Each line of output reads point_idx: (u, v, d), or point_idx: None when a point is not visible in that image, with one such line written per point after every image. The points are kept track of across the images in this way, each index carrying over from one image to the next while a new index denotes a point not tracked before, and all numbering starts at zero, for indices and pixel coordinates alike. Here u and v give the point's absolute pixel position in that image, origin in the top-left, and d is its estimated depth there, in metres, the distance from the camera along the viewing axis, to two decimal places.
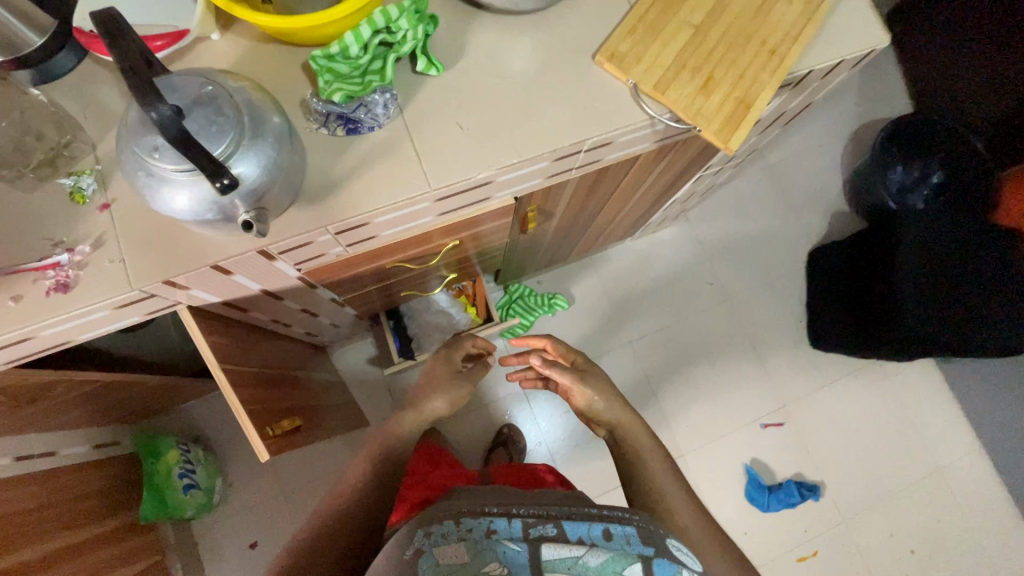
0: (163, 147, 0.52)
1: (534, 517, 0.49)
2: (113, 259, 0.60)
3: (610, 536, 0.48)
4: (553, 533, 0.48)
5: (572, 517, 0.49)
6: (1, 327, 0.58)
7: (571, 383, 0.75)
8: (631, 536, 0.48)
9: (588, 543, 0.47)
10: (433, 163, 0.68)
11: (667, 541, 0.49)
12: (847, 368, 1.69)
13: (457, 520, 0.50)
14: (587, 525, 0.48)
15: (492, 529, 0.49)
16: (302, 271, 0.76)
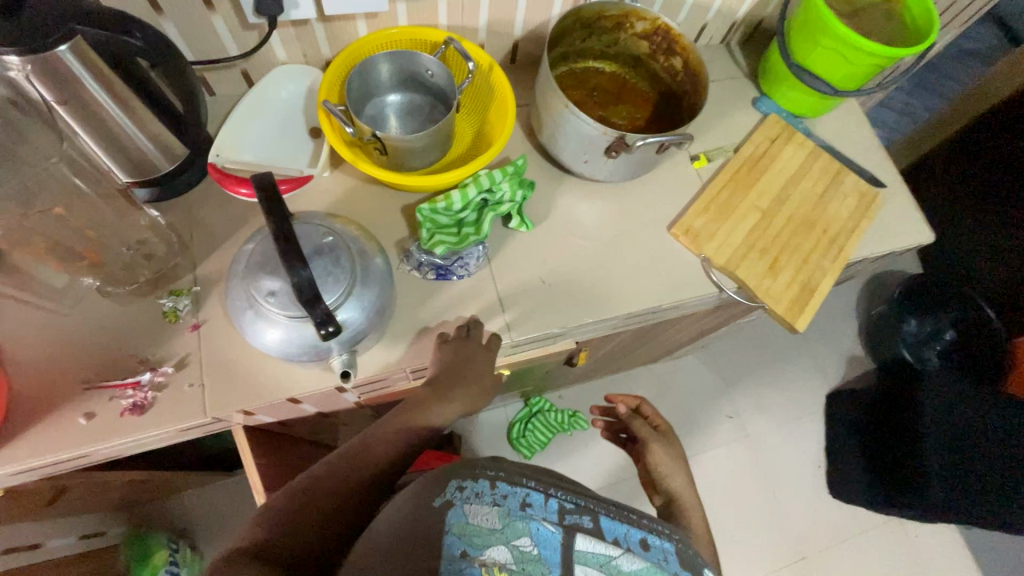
0: (279, 291, 0.54)
1: (573, 504, 0.45)
2: (193, 383, 0.60)
3: (648, 546, 0.43)
4: (589, 526, 0.43)
5: (611, 515, 0.44)
6: (64, 446, 0.56)
7: (649, 441, 0.84)
8: (669, 553, 0.44)
9: (625, 547, 0.42)
10: (515, 315, 0.70)
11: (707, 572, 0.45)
12: (871, 525, 1.61)
13: (494, 483, 0.45)
14: (627, 528, 0.44)
15: (528, 501, 0.44)
16: (361, 399, 0.75)
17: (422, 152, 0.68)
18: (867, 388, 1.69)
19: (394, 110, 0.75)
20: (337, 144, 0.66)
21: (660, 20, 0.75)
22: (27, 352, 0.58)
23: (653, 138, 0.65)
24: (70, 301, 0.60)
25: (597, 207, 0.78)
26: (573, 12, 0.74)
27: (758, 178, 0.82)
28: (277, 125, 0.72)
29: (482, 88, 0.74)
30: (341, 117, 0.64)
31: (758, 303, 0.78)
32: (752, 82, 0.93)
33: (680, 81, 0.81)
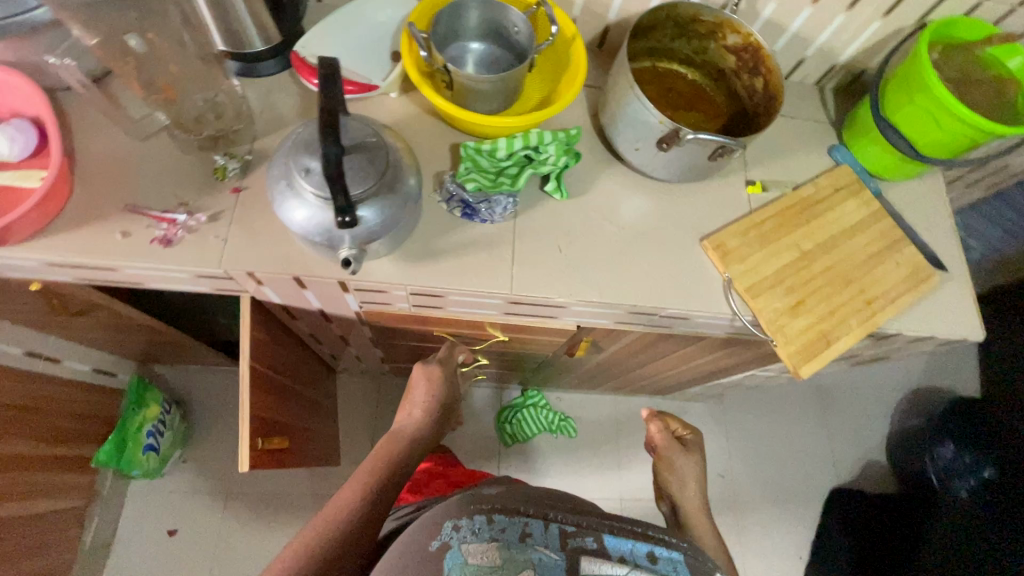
0: (315, 170, 0.58)
1: (574, 527, 0.47)
2: (218, 236, 0.65)
3: (655, 559, 0.46)
4: (592, 546, 0.46)
5: (615, 532, 0.47)
6: (97, 252, 0.62)
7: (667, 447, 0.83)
8: (676, 562, 0.47)
9: (630, 565, 0.45)
10: (522, 271, 0.71)
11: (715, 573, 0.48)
12: None
13: (492, 517, 0.46)
14: (633, 543, 0.47)
15: (529, 533, 0.46)
16: (363, 308, 0.79)
17: (484, 94, 0.70)
18: (875, 495, 1.56)
19: (473, 56, 0.77)
20: (410, 65, 0.70)
21: (754, 37, 0.74)
22: (94, 166, 0.65)
23: (706, 136, 0.64)
24: (143, 134, 0.67)
25: (635, 200, 0.78)
26: (670, 7, 0.74)
27: (810, 221, 0.79)
28: (366, 39, 0.76)
29: (561, 55, 0.76)
30: (420, 39, 0.68)
31: (768, 340, 0.75)
32: (836, 130, 0.90)
33: (757, 103, 0.80)
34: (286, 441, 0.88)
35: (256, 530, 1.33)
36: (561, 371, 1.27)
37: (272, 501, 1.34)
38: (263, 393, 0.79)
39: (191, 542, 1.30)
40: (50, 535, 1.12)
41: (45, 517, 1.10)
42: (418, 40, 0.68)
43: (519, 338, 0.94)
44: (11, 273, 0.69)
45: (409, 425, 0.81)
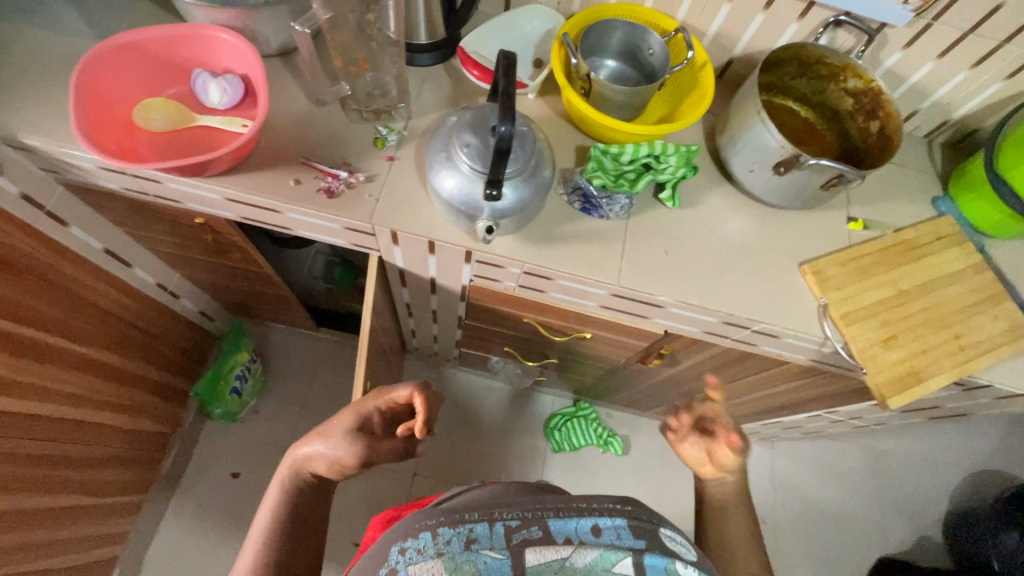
0: (475, 146, 0.66)
1: (518, 522, 0.48)
2: (371, 195, 0.74)
3: (599, 531, 0.48)
4: (537, 535, 0.47)
5: (558, 514, 0.49)
6: (271, 193, 0.72)
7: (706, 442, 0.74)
8: (619, 525, 0.49)
9: (576, 543, 0.46)
10: (629, 267, 0.77)
11: (660, 532, 0.50)
12: None
13: (436, 532, 0.48)
14: (575, 522, 0.49)
15: (472, 537, 0.47)
16: (472, 282, 0.86)
17: (619, 104, 0.78)
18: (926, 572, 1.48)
19: (605, 71, 0.84)
20: (556, 70, 0.78)
21: (876, 83, 0.79)
22: (278, 122, 0.76)
23: (827, 163, 0.69)
24: (321, 101, 0.78)
25: (739, 218, 0.83)
26: (799, 47, 0.80)
27: (909, 263, 0.82)
28: (514, 45, 0.86)
29: (690, 79, 0.83)
30: (573, 48, 0.76)
31: (856, 367, 0.77)
32: (940, 183, 0.92)
33: (869, 145, 0.84)
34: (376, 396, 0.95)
35: None
36: (623, 384, 1.30)
37: None
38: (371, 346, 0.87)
39: (250, 488, 1.38)
40: (139, 454, 1.22)
41: (137, 435, 1.20)
42: (570, 49, 0.76)
43: (599, 337, 0.98)
44: (189, 204, 0.80)
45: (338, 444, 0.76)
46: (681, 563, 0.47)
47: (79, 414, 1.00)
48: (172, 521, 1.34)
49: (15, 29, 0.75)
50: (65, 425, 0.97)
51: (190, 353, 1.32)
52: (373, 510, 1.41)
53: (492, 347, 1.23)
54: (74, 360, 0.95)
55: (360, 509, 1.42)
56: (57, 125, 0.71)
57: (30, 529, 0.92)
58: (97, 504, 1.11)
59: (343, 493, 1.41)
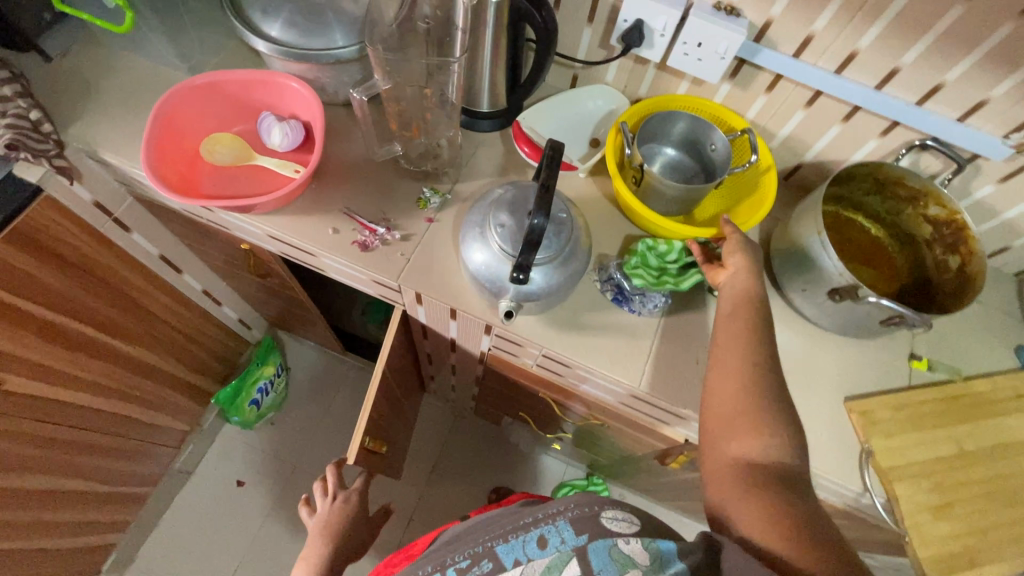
0: (509, 227, 0.65)
1: (468, 561, 0.55)
2: (403, 254, 0.74)
3: (545, 542, 0.52)
4: (489, 569, 0.53)
5: (504, 539, 0.55)
6: (309, 238, 0.74)
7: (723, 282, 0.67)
8: (562, 523, 0.53)
9: (525, 563, 0.52)
10: (655, 371, 0.72)
11: (600, 514, 0.54)
12: None
13: None
14: (522, 546, 0.53)
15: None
16: (490, 351, 0.83)
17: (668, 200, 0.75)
18: None
19: (661, 158, 0.81)
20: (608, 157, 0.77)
21: (960, 216, 0.71)
22: (330, 170, 0.78)
23: (888, 302, 0.62)
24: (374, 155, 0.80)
25: (785, 337, 0.76)
26: (876, 165, 0.74)
27: (979, 419, 0.72)
28: (574, 122, 0.85)
29: (752, 181, 0.79)
30: (629, 137, 0.74)
31: (899, 530, 0.68)
32: None
33: (944, 281, 0.77)
34: (379, 448, 0.93)
35: None
36: (639, 473, 1.22)
37: None
38: (381, 397, 0.86)
39: (251, 499, 1.40)
40: (154, 448, 1.26)
41: (157, 430, 1.25)
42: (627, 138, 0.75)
43: (616, 427, 0.93)
44: (235, 232, 0.83)
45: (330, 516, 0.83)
46: (623, 540, 0.51)
47: (105, 403, 1.05)
48: (173, 518, 1.37)
49: (121, 55, 0.83)
50: (91, 415, 1.02)
51: (222, 357, 1.37)
52: None
53: (508, 409, 1.19)
54: (108, 355, 1.00)
55: None
56: (134, 146, 0.77)
57: (37, 508, 0.97)
58: (106, 492, 1.15)
59: None
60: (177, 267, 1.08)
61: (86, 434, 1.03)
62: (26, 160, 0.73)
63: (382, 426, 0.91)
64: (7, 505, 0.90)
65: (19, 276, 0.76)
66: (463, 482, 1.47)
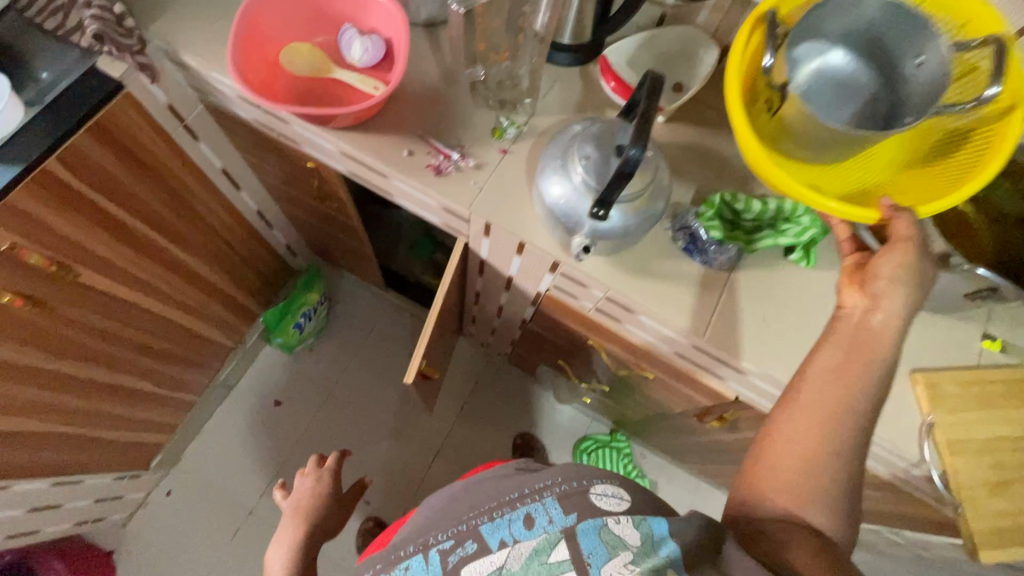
0: (594, 160, 0.64)
1: (452, 541, 0.57)
2: (476, 182, 0.73)
3: (532, 523, 0.56)
4: (473, 548, 0.56)
5: (490, 519, 0.58)
6: (384, 158, 0.74)
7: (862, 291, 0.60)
8: (550, 503, 0.57)
9: (509, 544, 0.55)
10: (720, 323, 0.71)
11: (590, 492, 0.57)
12: None
13: None
14: (507, 528, 0.56)
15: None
16: (549, 292, 0.83)
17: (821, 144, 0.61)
18: None
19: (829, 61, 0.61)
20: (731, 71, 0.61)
21: None
22: (407, 91, 0.77)
23: (985, 272, 0.61)
24: (450, 80, 0.78)
25: None
26: None
27: None
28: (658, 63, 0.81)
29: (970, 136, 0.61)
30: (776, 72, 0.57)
31: (951, 504, 0.68)
32: None
33: None
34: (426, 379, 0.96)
35: (340, 433, 1.45)
36: (668, 432, 1.24)
37: (361, 416, 1.48)
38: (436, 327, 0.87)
39: (288, 418, 1.46)
40: (202, 360, 1.31)
41: (207, 343, 1.29)
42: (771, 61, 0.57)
43: (661, 381, 0.94)
44: (305, 149, 0.83)
45: (305, 496, 0.90)
46: (613, 517, 0.54)
47: (163, 309, 1.08)
48: (214, 428, 1.44)
49: None
50: (149, 317, 1.05)
51: (269, 281, 1.40)
52: (391, 475, 1.44)
53: (547, 356, 1.20)
54: (169, 261, 1.02)
55: (379, 471, 1.45)
56: (211, 49, 0.76)
57: (101, 398, 1.02)
58: (160, 394, 1.21)
59: (368, 450, 1.45)
60: (235, 185, 1.09)
61: (143, 337, 1.07)
62: (110, 54, 0.73)
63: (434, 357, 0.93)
64: (72, 392, 0.95)
65: (96, 167, 0.77)
66: (491, 425, 1.51)
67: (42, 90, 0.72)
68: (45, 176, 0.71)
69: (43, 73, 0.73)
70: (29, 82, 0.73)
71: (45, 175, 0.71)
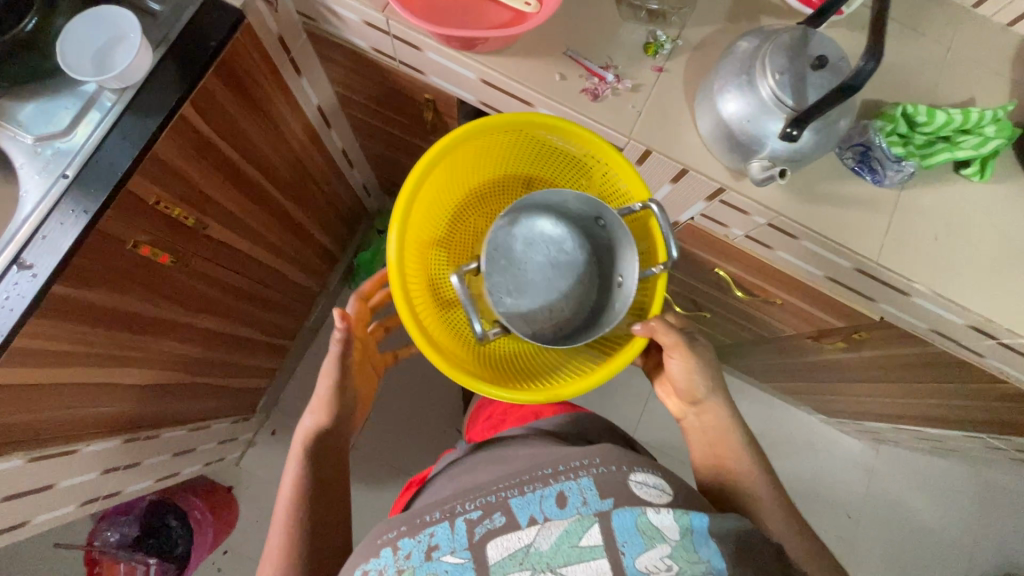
0: (788, 74, 0.59)
1: (477, 513, 0.52)
2: (635, 106, 0.69)
3: (566, 502, 0.51)
4: (498, 522, 0.51)
5: (520, 493, 0.53)
6: (534, 84, 0.68)
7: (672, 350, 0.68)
8: (586, 484, 0.52)
9: (540, 523, 0.50)
10: (893, 245, 0.69)
11: (631, 477, 0.53)
12: None
13: (395, 548, 0.52)
14: (541, 504, 0.51)
15: (434, 544, 0.51)
16: (693, 221, 0.81)
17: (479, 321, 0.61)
18: None
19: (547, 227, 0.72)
20: (392, 234, 0.62)
21: None
22: None
23: None
24: None
25: None
26: None
27: None
28: None
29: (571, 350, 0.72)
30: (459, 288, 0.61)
31: None
32: None
33: None
34: None
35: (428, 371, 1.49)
36: (763, 354, 1.26)
37: None
38: None
39: None
40: (295, 309, 1.31)
41: (299, 289, 1.29)
42: (470, 311, 0.61)
43: (789, 305, 0.93)
44: (430, 78, 0.78)
45: None
46: (654, 509, 0.49)
47: (269, 259, 1.07)
48: (305, 370, 1.47)
49: None
50: (259, 268, 1.04)
51: (347, 223, 1.37)
52: None
53: None
54: (274, 208, 0.99)
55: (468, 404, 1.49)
56: None
57: (224, 349, 1.04)
58: (266, 342, 1.22)
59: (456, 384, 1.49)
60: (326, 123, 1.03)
61: (255, 289, 1.06)
62: None
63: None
64: (203, 344, 0.96)
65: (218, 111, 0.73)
66: None
67: (161, 26, 0.66)
68: (180, 123, 0.67)
69: (156, 5, 0.67)
70: (143, 17, 0.67)
71: (180, 122, 0.66)
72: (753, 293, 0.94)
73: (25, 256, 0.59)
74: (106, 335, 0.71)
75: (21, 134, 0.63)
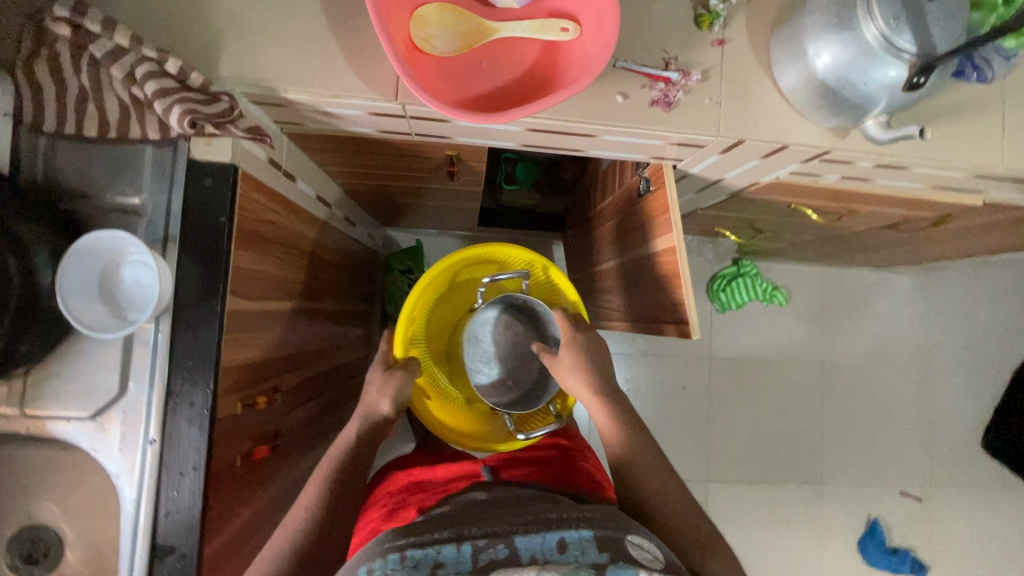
0: (905, 15, 0.49)
1: (485, 539, 0.44)
2: (712, 98, 0.59)
3: (564, 547, 0.43)
4: (501, 555, 0.42)
5: (526, 531, 0.44)
6: (595, 117, 0.58)
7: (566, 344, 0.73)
8: (585, 536, 0.44)
9: (540, 564, 0.41)
10: (1011, 142, 0.63)
11: (627, 538, 0.45)
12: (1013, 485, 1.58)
13: (404, 554, 0.42)
14: (540, 539, 0.43)
15: (440, 561, 0.42)
16: (778, 179, 0.74)
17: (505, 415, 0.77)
18: None
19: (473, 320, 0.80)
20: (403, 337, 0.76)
21: None
22: None
23: None
24: None
25: None
26: None
27: None
28: None
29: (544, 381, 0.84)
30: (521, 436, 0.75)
31: None
32: None
33: None
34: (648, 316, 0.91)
35: None
36: (824, 245, 1.23)
37: None
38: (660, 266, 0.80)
39: None
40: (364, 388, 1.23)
41: (358, 365, 1.22)
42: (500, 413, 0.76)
43: (874, 211, 0.88)
44: (457, 138, 0.66)
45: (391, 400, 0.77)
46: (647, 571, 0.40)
47: (331, 361, 0.98)
48: None
49: None
50: (327, 375, 0.96)
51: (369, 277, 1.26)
52: None
53: (701, 228, 1.13)
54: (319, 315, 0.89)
55: None
56: (306, 64, 0.55)
57: None
58: None
59: None
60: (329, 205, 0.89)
61: (332, 394, 0.99)
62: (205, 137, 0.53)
63: (654, 306, 0.86)
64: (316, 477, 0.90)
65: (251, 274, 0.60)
66: None
67: (152, 220, 0.54)
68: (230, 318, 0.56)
69: (134, 199, 0.54)
70: (126, 219, 0.54)
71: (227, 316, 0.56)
72: (833, 213, 0.89)
73: (159, 543, 0.52)
74: (246, 553, 0.66)
75: (68, 415, 0.52)
